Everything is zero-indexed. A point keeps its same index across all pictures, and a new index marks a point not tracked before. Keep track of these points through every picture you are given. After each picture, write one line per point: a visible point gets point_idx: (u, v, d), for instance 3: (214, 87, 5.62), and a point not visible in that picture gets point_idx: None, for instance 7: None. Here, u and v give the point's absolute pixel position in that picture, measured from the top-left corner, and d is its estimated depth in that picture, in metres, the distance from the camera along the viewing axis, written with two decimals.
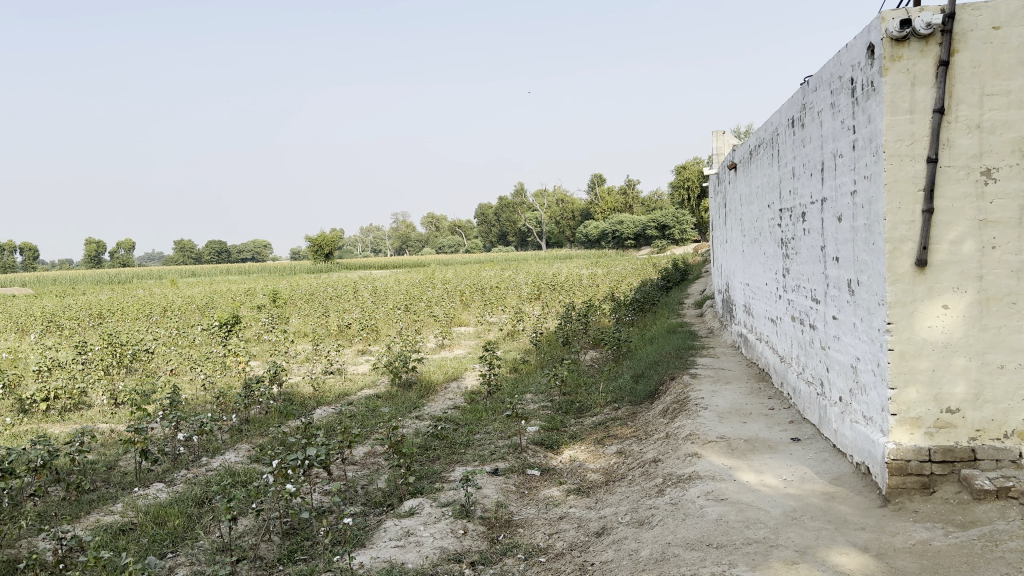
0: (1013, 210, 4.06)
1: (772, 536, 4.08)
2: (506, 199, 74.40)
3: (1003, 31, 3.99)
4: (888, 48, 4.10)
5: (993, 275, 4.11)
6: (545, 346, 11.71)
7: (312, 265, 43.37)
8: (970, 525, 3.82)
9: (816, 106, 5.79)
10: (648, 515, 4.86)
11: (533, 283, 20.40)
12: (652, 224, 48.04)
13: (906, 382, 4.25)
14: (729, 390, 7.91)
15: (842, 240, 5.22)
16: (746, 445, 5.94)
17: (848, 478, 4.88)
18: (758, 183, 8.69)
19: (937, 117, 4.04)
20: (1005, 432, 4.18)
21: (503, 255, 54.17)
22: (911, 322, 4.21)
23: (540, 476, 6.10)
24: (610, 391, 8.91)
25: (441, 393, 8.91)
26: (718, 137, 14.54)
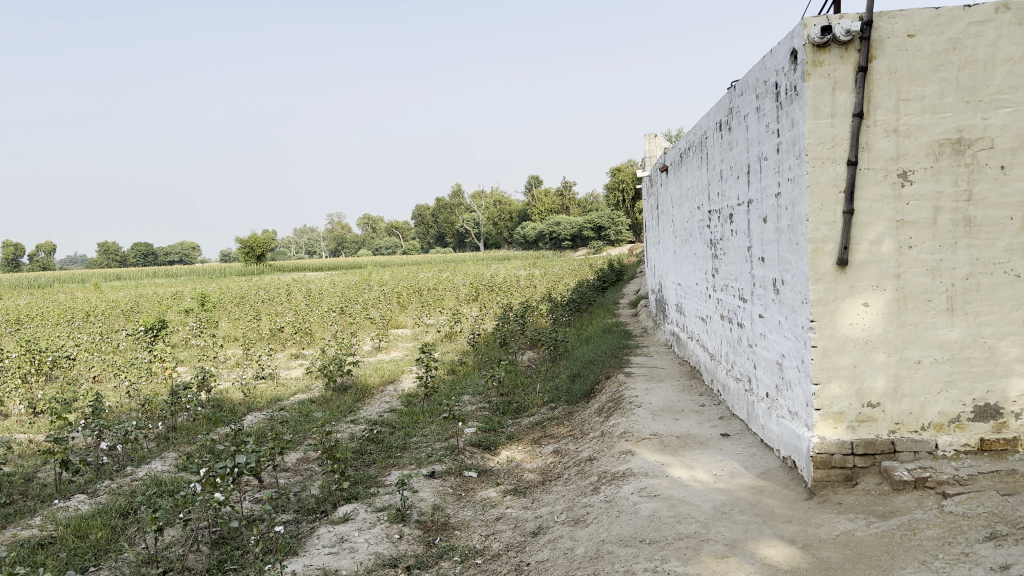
0: (927, 211, 4.23)
1: (702, 531, 4.16)
2: (443, 200, 74.14)
3: (917, 38, 4.14)
4: (810, 53, 4.22)
5: (910, 273, 4.27)
6: (483, 347, 11.70)
7: (243, 268, 42.41)
8: (890, 515, 3.95)
9: (743, 110, 5.93)
10: (583, 513, 4.89)
11: (470, 284, 20.35)
12: (587, 226, 48.38)
13: (829, 378, 4.38)
14: (662, 388, 8.02)
15: (767, 240, 5.35)
16: (679, 442, 6.04)
17: (776, 471, 5.01)
18: (688, 186, 8.86)
19: (856, 120, 4.18)
20: (922, 424, 4.34)
21: (441, 256, 54.00)
22: (833, 319, 4.35)
23: (477, 478, 6.08)
24: (547, 391, 8.96)
25: (377, 396, 8.82)
26: (650, 140, 14.77)
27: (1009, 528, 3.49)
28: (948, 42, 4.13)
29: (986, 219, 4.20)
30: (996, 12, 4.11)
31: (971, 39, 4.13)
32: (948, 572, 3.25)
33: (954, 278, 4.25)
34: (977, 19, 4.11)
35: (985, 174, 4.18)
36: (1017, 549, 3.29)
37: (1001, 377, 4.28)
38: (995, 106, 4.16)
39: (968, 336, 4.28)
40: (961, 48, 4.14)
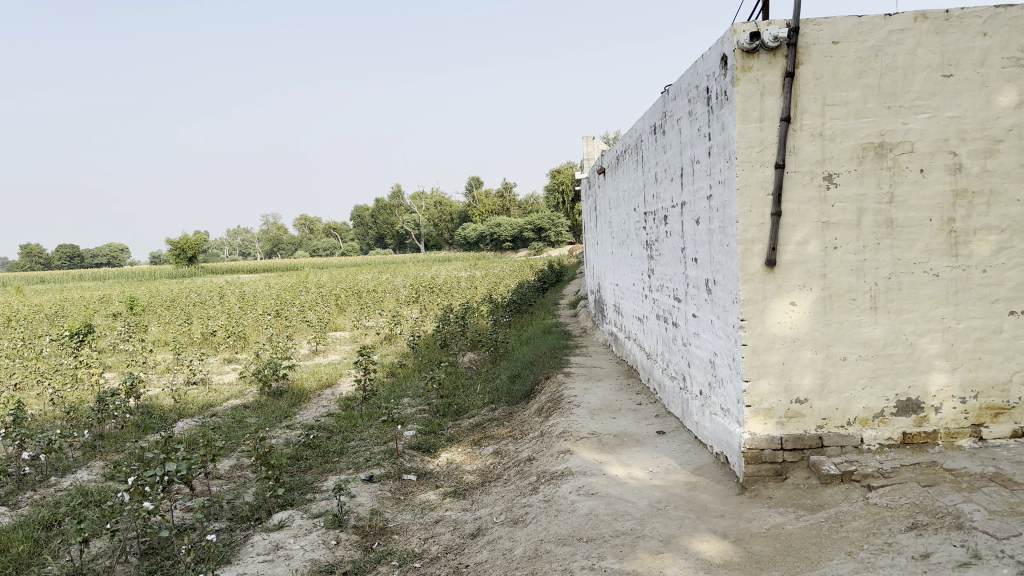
0: (852, 213, 4.37)
1: (638, 528, 4.22)
2: (383, 201, 73.49)
3: (841, 45, 4.28)
4: (739, 59, 4.31)
5: (836, 273, 4.41)
6: (422, 349, 11.63)
7: (174, 270, 41.30)
8: (818, 508, 4.07)
9: (676, 114, 6.04)
10: (522, 513, 4.91)
11: (410, 286, 20.22)
12: (528, 227, 48.56)
13: (759, 375, 4.50)
14: (601, 387, 8.10)
15: (700, 241, 5.46)
16: (616, 440, 6.10)
17: (709, 467, 5.11)
18: (625, 188, 8.97)
19: (783, 125, 4.30)
20: (848, 419, 4.49)
21: (381, 258, 53.50)
22: (763, 318, 4.46)
23: (416, 481, 6.04)
24: (487, 392, 8.96)
25: (314, 401, 8.69)
26: (589, 143, 14.92)
27: (929, 517, 3.62)
28: (870, 50, 4.27)
29: (907, 221, 4.36)
30: (915, 21, 4.25)
31: (891, 47, 4.28)
32: (872, 561, 3.36)
33: (878, 277, 4.40)
34: (897, 28, 4.26)
35: (906, 177, 4.34)
36: (937, 538, 3.42)
37: (922, 372, 4.45)
38: (914, 112, 4.31)
39: (891, 334, 4.43)
40: (882, 55, 4.28)
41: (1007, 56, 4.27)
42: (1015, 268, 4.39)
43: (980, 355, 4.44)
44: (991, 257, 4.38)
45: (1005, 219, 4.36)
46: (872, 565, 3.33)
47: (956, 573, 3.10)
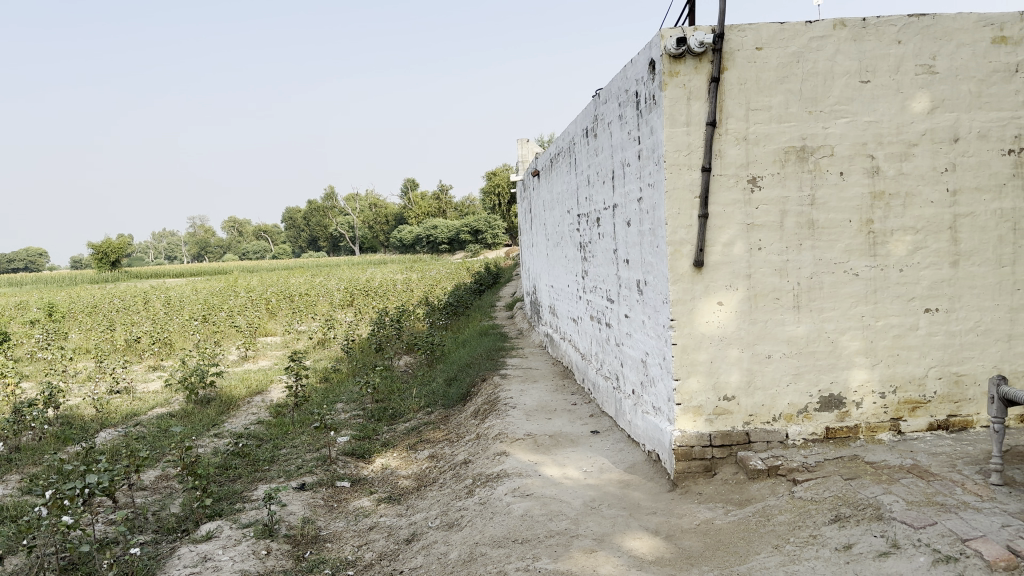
0: (775, 215, 4.49)
1: (572, 527, 4.25)
2: (316, 203, 72.39)
3: (764, 52, 4.40)
4: (667, 64, 4.39)
5: (760, 273, 4.52)
6: (357, 353, 11.48)
7: (96, 275, 39.84)
8: (746, 503, 4.17)
9: (607, 117, 6.11)
10: (457, 517, 4.89)
11: (344, 289, 19.96)
12: (464, 229, 48.41)
13: (688, 373, 4.58)
14: (536, 388, 8.14)
15: (631, 242, 5.54)
16: (551, 441, 6.14)
17: (642, 465, 5.19)
18: (558, 190, 9.03)
19: (709, 129, 4.39)
20: (774, 415, 4.61)
21: (315, 261, 52.68)
22: (691, 318, 4.55)
23: (350, 488, 5.95)
24: (423, 395, 8.89)
25: (243, 408, 8.50)
26: (522, 145, 14.98)
27: (851, 509, 3.74)
28: (792, 56, 4.40)
29: (827, 222, 4.51)
30: (834, 28, 4.39)
31: (812, 54, 4.41)
32: (798, 554, 3.45)
33: (800, 277, 4.54)
34: (817, 35, 4.40)
35: (826, 180, 4.48)
36: (858, 529, 3.54)
37: (843, 369, 4.60)
38: (834, 116, 4.45)
39: (813, 332, 4.57)
40: (803, 61, 4.41)
41: (920, 63, 4.44)
42: (929, 267, 4.56)
43: (897, 351, 4.60)
44: (907, 256, 4.55)
45: (920, 220, 4.53)
46: (798, 557, 3.42)
47: (876, 563, 3.21)
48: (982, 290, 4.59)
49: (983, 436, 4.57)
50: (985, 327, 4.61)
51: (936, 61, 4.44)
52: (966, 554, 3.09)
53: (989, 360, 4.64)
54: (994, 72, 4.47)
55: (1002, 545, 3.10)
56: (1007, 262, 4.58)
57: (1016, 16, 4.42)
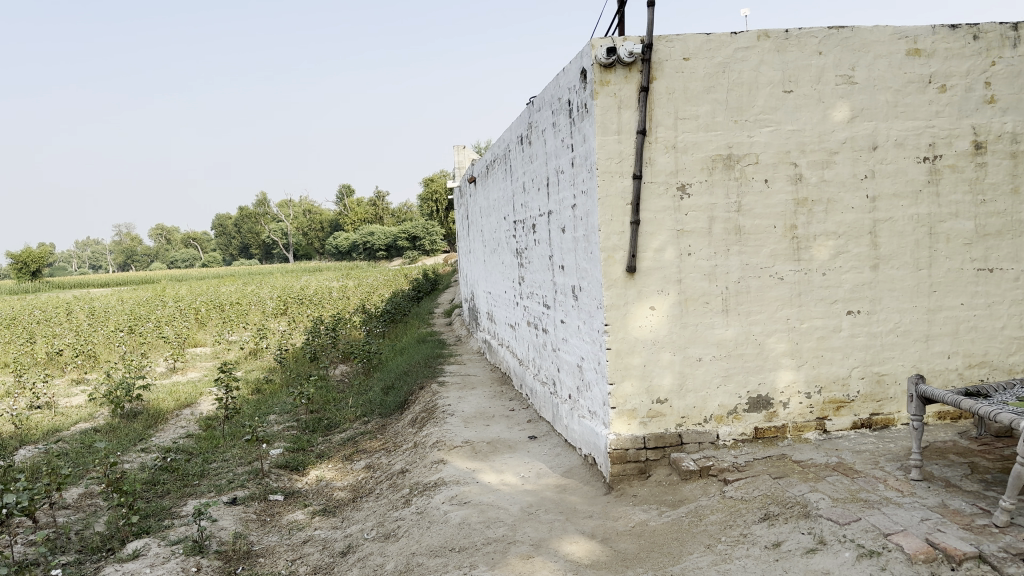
0: (704, 221, 4.60)
1: (509, 534, 4.26)
2: (249, 210, 70.93)
3: (691, 62, 4.50)
4: (598, 73, 4.45)
5: (690, 278, 4.62)
6: (291, 363, 11.28)
7: (14, 285, 38.21)
8: (679, 504, 4.24)
9: (541, 124, 6.16)
10: (394, 527, 4.85)
11: (278, 298, 19.59)
12: (401, 236, 48.05)
13: (622, 377, 4.65)
14: (475, 395, 8.13)
15: (566, 249, 5.59)
16: (488, 448, 6.14)
17: (578, 469, 5.23)
18: (495, 197, 9.05)
19: (639, 137, 4.47)
20: (705, 417, 4.71)
21: (248, 269, 51.58)
22: (624, 322, 4.62)
23: (283, 501, 5.84)
24: (360, 404, 8.79)
25: (171, 422, 8.26)
26: (459, 151, 14.97)
27: (779, 507, 3.84)
28: (717, 66, 4.52)
29: (753, 228, 4.63)
30: (757, 40, 4.52)
31: (737, 64, 4.53)
32: (729, 553, 3.53)
33: (728, 281, 4.65)
34: (742, 46, 4.52)
35: (752, 187, 4.61)
36: (786, 527, 3.64)
37: (770, 370, 4.73)
38: (758, 125, 4.58)
39: (741, 335, 4.69)
40: (729, 72, 4.53)
41: (840, 73, 4.60)
42: (851, 271, 4.72)
43: (822, 352, 4.75)
44: (829, 261, 4.71)
45: (841, 226, 4.69)
46: (729, 556, 3.50)
47: (803, 560, 3.31)
48: (900, 292, 4.77)
49: (903, 433, 4.74)
50: (904, 328, 4.79)
51: (855, 72, 4.60)
52: (888, 548, 3.21)
53: (908, 360, 4.82)
54: (909, 83, 4.65)
55: (921, 539, 3.23)
56: (923, 265, 4.77)
57: (929, 29, 4.62)
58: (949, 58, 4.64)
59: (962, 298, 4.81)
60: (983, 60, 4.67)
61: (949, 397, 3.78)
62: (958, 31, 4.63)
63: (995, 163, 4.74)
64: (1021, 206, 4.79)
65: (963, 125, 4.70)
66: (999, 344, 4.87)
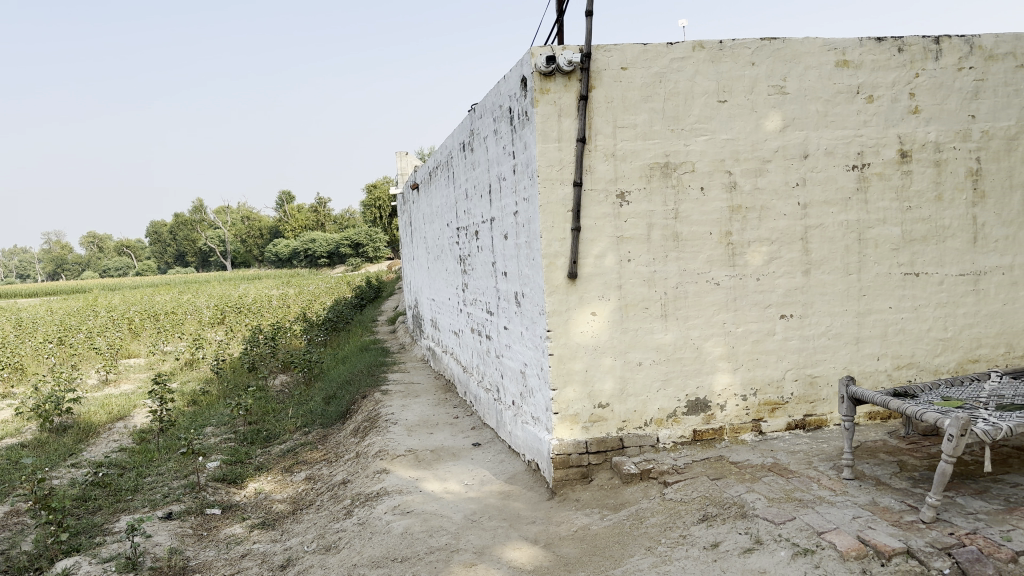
0: (642, 228, 4.67)
1: (452, 542, 4.26)
2: (186, 217, 69.35)
3: (629, 71, 4.57)
4: (538, 81, 4.49)
5: (630, 284, 4.69)
6: (228, 374, 11.04)
7: None
8: (621, 507, 4.29)
9: (483, 132, 6.17)
10: (335, 539, 4.79)
11: (215, 307, 19.18)
12: (344, 243, 47.51)
13: (564, 383, 4.69)
14: (418, 403, 8.09)
15: (508, 255, 5.62)
16: (432, 456, 6.12)
17: (522, 475, 5.25)
18: (438, 204, 9.03)
19: (579, 145, 4.52)
20: (645, 420, 4.78)
21: (185, 278, 50.37)
22: (566, 328, 4.66)
23: (220, 515, 5.72)
24: (300, 415, 8.65)
25: (103, 436, 8.01)
26: (401, 158, 14.89)
27: (717, 508, 3.92)
28: (654, 76, 4.60)
29: (690, 235, 4.73)
30: (693, 50, 4.62)
31: (673, 74, 4.62)
32: (669, 554, 3.59)
33: (667, 287, 4.73)
34: (678, 56, 4.61)
35: (688, 195, 4.70)
36: (724, 527, 3.71)
37: (708, 374, 4.82)
38: (694, 134, 4.68)
39: (680, 339, 4.77)
40: (665, 81, 4.62)
41: (772, 84, 4.73)
42: (784, 276, 4.86)
43: (757, 355, 4.87)
44: (763, 266, 4.83)
45: (774, 232, 4.82)
46: (669, 558, 3.56)
47: (740, 559, 3.38)
48: (831, 296, 4.92)
49: (835, 433, 4.89)
50: (835, 331, 4.94)
51: (787, 83, 4.74)
52: (822, 546, 3.31)
53: (840, 362, 4.97)
54: (839, 93, 4.80)
55: (852, 536, 3.34)
56: (853, 270, 4.93)
57: (856, 41, 4.78)
58: (876, 70, 4.81)
59: (889, 301, 4.99)
60: (907, 72, 4.85)
61: (878, 398, 3.91)
62: (884, 44, 4.81)
63: (920, 171, 4.93)
64: (945, 213, 4.99)
65: (889, 135, 4.88)
66: (925, 346, 5.06)
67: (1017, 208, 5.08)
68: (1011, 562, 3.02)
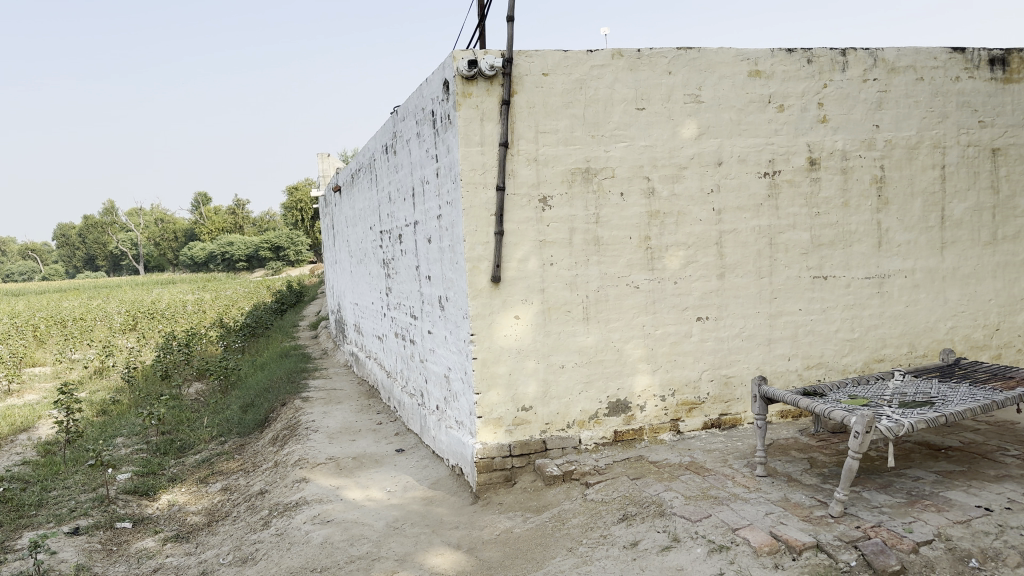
0: (564, 232, 4.73)
1: (374, 550, 4.22)
2: (95, 219, 66.65)
3: (550, 77, 4.62)
4: (460, 84, 4.49)
5: (552, 287, 4.74)
6: (140, 382, 10.66)
7: None
8: (543, 509, 4.32)
9: (405, 135, 6.14)
10: (252, 550, 4.68)
11: (125, 312, 18.47)
12: (263, 246, 46.45)
13: (488, 386, 4.70)
14: (340, 410, 7.98)
15: (431, 259, 5.61)
16: (354, 463, 6.05)
17: (445, 481, 5.24)
18: (360, 206, 8.94)
19: (502, 149, 4.54)
20: (568, 422, 4.84)
21: (95, 282, 48.41)
22: (490, 332, 4.67)
23: (131, 529, 5.52)
24: (216, 423, 8.41)
25: (4, 449, 7.62)
26: (323, 159, 14.67)
27: (637, 508, 4.00)
28: (575, 82, 4.66)
29: (611, 239, 4.81)
30: (612, 58, 4.71)
31: (593, 81, 4.69)
32: (590, 555, 3.64)
33: (588, 291, 4.80)
34: (598, 63, 4.69)
35: (609, 200, 4.78)
36: (644, 526, 3.79)
37: (628, 376, 4.91)
38: (614, 140, 4.76)
39: (601, 342, 4.85)
40: (585, 88, 4.69)
41: (687, 92, 4.85)
42: (700, 279, 4.99)
43: (675, 357, 4.99)
44: (681, 270, 4.95)
45: (690, 237, 4.95)
46: (590, 558, 3.60)
47: (659, 557, 3.45)
48: (744, 299, 5.07)
49: (750, 432, 5.04)
50: (748, 332, 5.10)
51: (701, 91, 4.87)
52: (737, 542, 3.41)
53: (753, 363, 5.14)
54: (751, 103, 4.96)
55: (766, 532, 3.45)
56: (765, 273, 5.10)
57: (767, 52, 4.95)
58: (786, 80, 4.99)
59: (800, 304, 5.18)
60: (816, 83, 5.05)
61: (788, 397, 4.05)
62: (794, 55, 4.99)
63: (828, 178, 5.14)
64: (851, 218, 5.21)
65: (799, 143, 5.06)
66: (833, 346, 5.28)
67: (917, 214, 5.34)
68: (912, 553, 3.18)
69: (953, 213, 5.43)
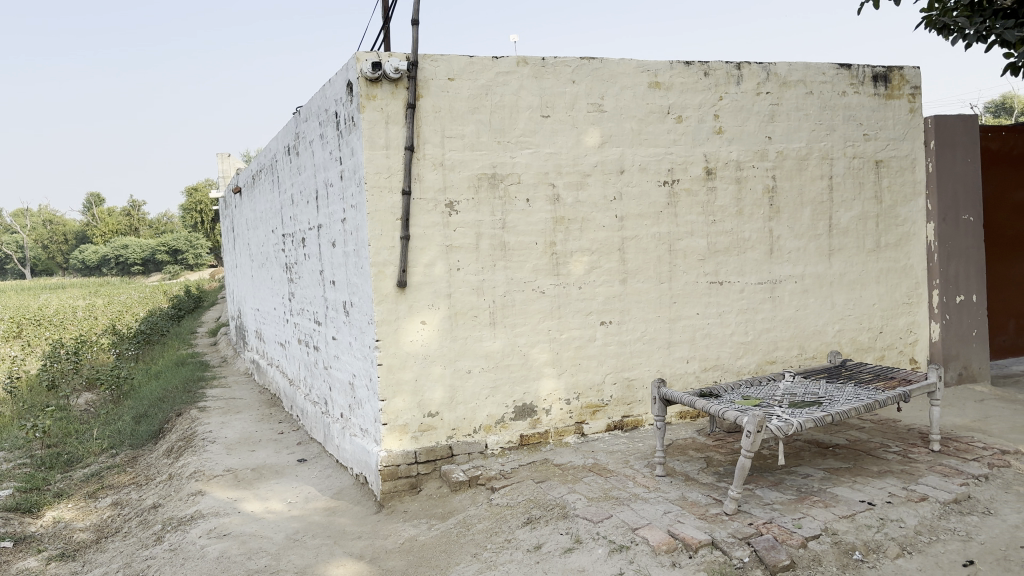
0: (471, 237, 4.75)
1: (273, 563, 4.12)
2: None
3: (456, 82, 4.64)
4: (364, 86, 4.44)
5: (459, 292, 4.75)
6: (23, 393, 10.08)
7: None
8: (449, 515, 4.32)
9: (308, 137, 6.04)
10: (144, 567, 4.50)
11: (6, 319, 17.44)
12: (161, 249, 44.71)
13: (394, 393, 4.66)
14: (240, 420, 7.76)
15: (335, 265, 5.53)
16: (253, 475, 5.89)
17: (349, 490, 5.17)
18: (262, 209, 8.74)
19: (407, 153, 4.52)
20: (474, 428, 4.85)
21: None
22: (396, 337, 4.63)
23: (12, 548, 5.21)
24: (107, 435, 8.03)
25: None
26: (223, 160, 14.25)
27: (541, 511, 4.05)
28: (481, 88, 4.70)
29: (517, 245, 4.85)
30: (517, 65, 4.77)
31: (499, 87, 4.74)
32: (494, 560, 3.66)
33: (495, 296, 4.83)
34: (503, 70, 4.74)
35: (515, 206, 4.83)
36: (547, 529, 3.83)
37: (534, 380, 4.97)
38: (520, 146, 4.81)
39: (507, 346, 4.89)
40: (491, 94, 4.72)
41: (590, 101, 4.95)
42: (602, 285, 5.09)
43: (579, 361, 5.07)
44: (584, 275, 5.04)
45: (594, 243, 5.04)
46: (494, 563, 3.62)
47: (561, 559, 3.50)
48: (645, 304, 5.20)
49: (650, 433, 5.18)
50: (649, 336, 5.24)
51: (604, 101, 4.98)
52: (636, 542, 3.50)
53: (653, 366, 5.27)
54: (651, 113, 5.10)
55: (664, 531, 3.55)
56: (665, 278, 5.24)
57: (666, 64, 5.11)
58: (684, 92, 5.16)
59: (696, 308, 5.35)
60: (713, 95, 5.24)
61: (686, 399, 4.18)
62: (691, 67, 5.17)
63: (723, 187, 5.33)
64: (745, 226, 5.42)
65: (696, 153, 5.24)
66: (729, 349, 5.47)
67: (807, 222, 5.61)
68: (801, 547, 3.33)
69: (840, 221, 5.72)
